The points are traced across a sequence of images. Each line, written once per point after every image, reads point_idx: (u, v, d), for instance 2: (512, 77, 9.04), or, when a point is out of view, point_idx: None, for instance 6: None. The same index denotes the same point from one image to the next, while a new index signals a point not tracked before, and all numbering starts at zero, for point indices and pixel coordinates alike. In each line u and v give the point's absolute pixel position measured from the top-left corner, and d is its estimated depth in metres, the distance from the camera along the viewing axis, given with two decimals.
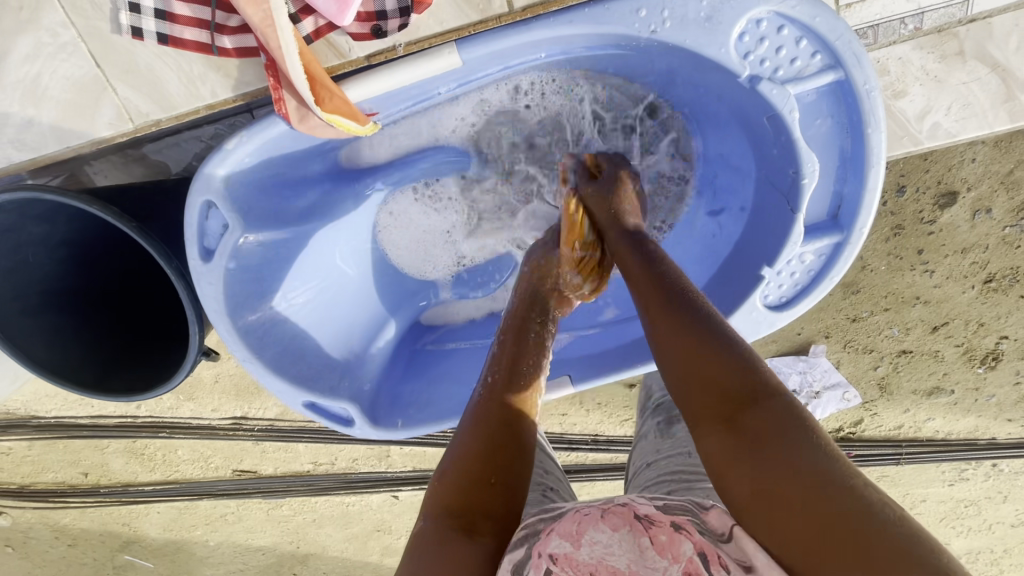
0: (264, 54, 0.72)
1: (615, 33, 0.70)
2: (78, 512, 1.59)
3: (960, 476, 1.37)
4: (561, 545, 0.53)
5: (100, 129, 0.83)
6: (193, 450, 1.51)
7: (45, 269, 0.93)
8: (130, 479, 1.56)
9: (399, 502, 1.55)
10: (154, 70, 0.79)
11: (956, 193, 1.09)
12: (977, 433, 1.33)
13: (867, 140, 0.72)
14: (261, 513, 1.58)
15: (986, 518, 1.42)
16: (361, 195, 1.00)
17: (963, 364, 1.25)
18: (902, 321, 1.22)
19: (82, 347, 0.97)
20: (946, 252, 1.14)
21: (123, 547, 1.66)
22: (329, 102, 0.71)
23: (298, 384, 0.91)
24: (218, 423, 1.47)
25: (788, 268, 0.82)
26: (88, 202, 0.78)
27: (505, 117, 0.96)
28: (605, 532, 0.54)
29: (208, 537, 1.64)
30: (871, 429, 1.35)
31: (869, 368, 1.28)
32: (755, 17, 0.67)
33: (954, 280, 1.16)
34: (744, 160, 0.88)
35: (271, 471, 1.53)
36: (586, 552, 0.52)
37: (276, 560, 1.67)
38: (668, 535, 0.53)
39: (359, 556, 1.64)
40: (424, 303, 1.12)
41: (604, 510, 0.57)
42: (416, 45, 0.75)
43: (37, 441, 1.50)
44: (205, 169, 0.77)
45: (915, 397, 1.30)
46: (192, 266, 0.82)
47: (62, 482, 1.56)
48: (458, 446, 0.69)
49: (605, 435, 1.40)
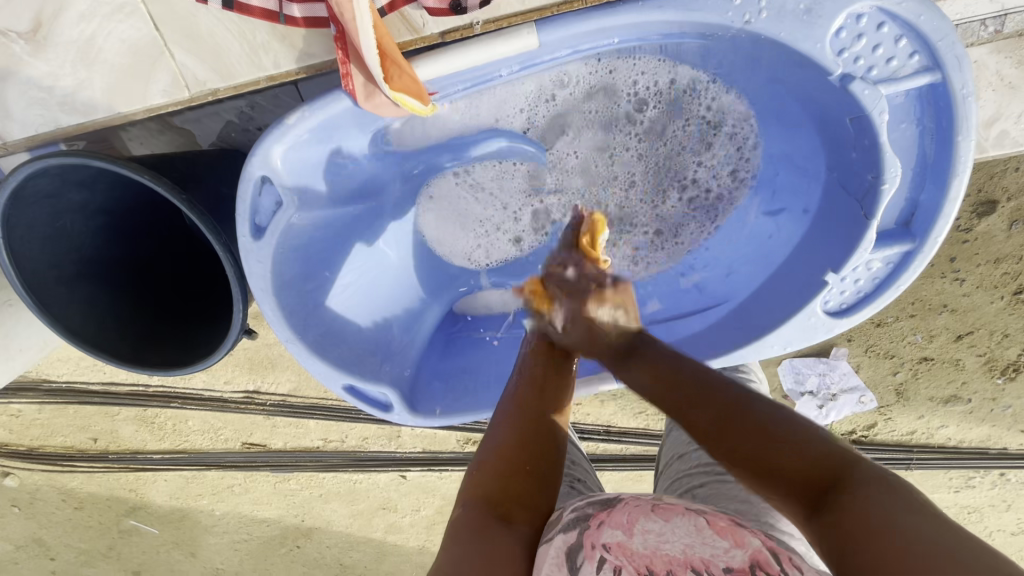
0: (335, 26, 0.69)
1: (706, 21, 0.68)
2: (86, 476, 1.59)
3: (967, 484, 1.36)
4: (615, 535, 0.58)
5: (154, 96, 0.79)
6: (205, 421, 1.50)
7: (81, 236, 0.91)
8: (139, 447, 1.55)
9: (406, 482, 1.55)
10: (216, 37, 0.76)
11: (996, 202, 1.07)
12: (989, 442, 1.32)
13: (955, 147, 0.70)
14: (268, 486, 1.58)
15: (988, 526, 1.42)
16: (408, 174, 0.99)
17: (983, 374, 1.24)
18: (926, 328, 1.20)
19: (116, 318, 0.95)
20: (979, 261, 1.12)
21: (129, 512, 1.66)
22: (397, 79, 0.67)
23: (340, 367, 0.90)
24: (231, 396, 1.46)
25: (853, 275, 0.80)
26: (138, 171, 0.75)
27: (562, 104, 0.94)
28: (658, 522, 0.59)
29: (213, 507, 1.63)
30: (883, 433, 1.33)
31: (888, 373, 1.26)
32: (855, 12, 0.65)
33: (984, 289, 1.14)
34: (813, 161, 0.86)
35: (281, 445, 1.52)
36: (639, 539, 0.57)
37: (280, 532, 1.67)
38: (724, 528, 0.58)
39: (363, 532, 1.65)
40: (463, 289, 1.09)
41: (654, 504, 0.63)
42: (494, 24, 0.72)
43: (48, 405, 1.49)
44: (262, 144, 0.73)
45: (931, 403, 1.28)
46: (241, 244, 0.79)
47: (71, 446, 1.55)
48: (493, 440, 0.72)
49: (617, 426, 1.39)
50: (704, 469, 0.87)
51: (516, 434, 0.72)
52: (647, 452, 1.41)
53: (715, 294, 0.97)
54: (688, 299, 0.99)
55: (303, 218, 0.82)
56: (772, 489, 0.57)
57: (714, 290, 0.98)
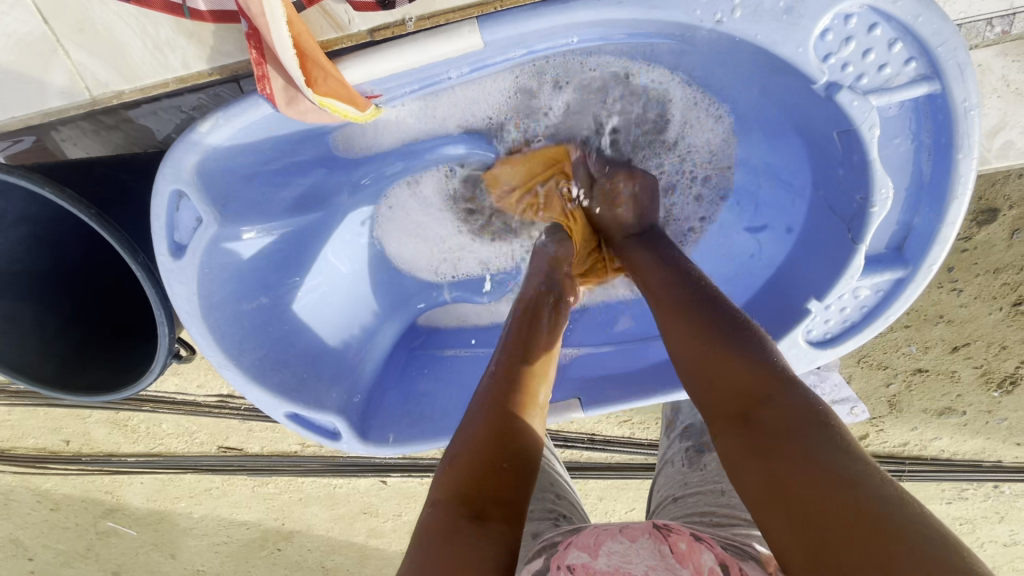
0: (245, 23, 0.60)
1: (672, 20, 0.60)
2: (60, 477, 1.46)
3: (959, 496, 1.28)
4: (580, 556, 0.54)
5: (52, 99, 0.72)
6: (178, 424, 1.37)
7: (3, 249, 0.81)
8: (113, 449, 1.42)
9: (387, 486, 1.43)
10: (114, 33, 0.68)
11: (997, 210, 0.99)
12: (982, 455, 1.24)
13: (955, 166, 0.62)
14: (246, 490, 1.45)
15: (980, 537, 1.34)
16: (356, 185, 0.90)
17: (979, 386, 1.16)
18: (922, 339, 1.12)
19: (44, 336, 0.87)
20: (976, 271, 1.04)
21: (106, 513, 1.54)
22: (322, 84, 0.59)
23: (279, 394, 0.82)
24: (204, 400, 1.33)
25: (838, 303, 0.73)
26: (42, 184, 0.67)
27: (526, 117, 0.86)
28: (622, 544, 0.55)
29: (191, 510, 1.51)
30: (873, 444, 1.25)
31: (881, 385, 1.17)
32: (844, 12, 0.57)
33: (981, 301, 1.06)
34: (800, 176, 0.78)
35: (258, 450, 1.39)
36: (603, 561, 0.53)
37: (260, 535, 1.54)
38: (686, 545, 0.55)
39: (344, 536, 1.52)
40: (422, 306, 1.01)
41: (622, 527, 0.59)
42: (430, 21, 0.63)
43: (18, 407, 1.37)
44: (174, 152, 0.66)
45: (925, 415, 1.20)
46: (160, 264, 0.71)
47: (44, 449, 1.43)
48: (470, 423, 0.64)
49: (602, 434, 1.29)
50: (698, 514, 0.77)
51: (491, 414, 0.64)
52: (632, 460, 1.31)
53: None
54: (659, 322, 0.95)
55: (257, 236, 0.79)
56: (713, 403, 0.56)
57: None
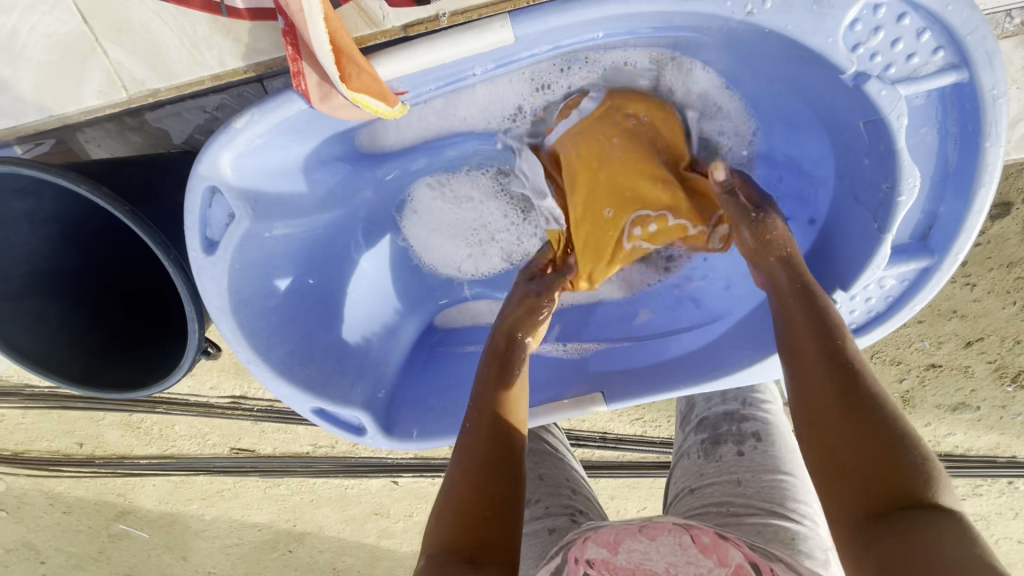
0: (282, 19, 0.61)
1: (702, 11, 0.60)
2: (72, 480, 1.47)
3: (972, 492, 1.28)
4: (600, 552, 0.58)
5: (88, 97, 0.73)
6: (191, 426, 1.38)
7: (30, 249, 0.82)
8: (126, 451, 1.43)
9: (399, 487, 1.43)
10: (151, 31, 0.69)
11: (1011, 204, 0.99)
12: (996, 451, 1.24)
13: (982, 154, 0.62)
14: (259, 491, 1.46)
15: (994, 533, 1.34)
16: (380, 182, 0.92)
17: (993, 381, 1.16)
18: (935, 335, 1.12)
19: (70, 335, 0.87)
20: (990, 266, 1.04)
21: (118, 516, 1.55)
22: (356, 79, 0.60)
23: (307, 390, 0.83)
24: (217, 402, 1.34)
25: (863, 294, 0.74)
26: (76, 181, 0.68)
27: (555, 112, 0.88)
28: (643, 541, 0.57)
29: (203, 512, 1.52)
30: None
31: (894, 381, 1.17)
32: (872, 2, 0.58)
33: (995, 295, 1.07)
34: (823, 166, 0.79)
35: (270, 451, 1.40)
36: (622, 558, 0.55)
37: (272, 537, 1.54)
38: (710, 540, 0.56)
39: (356, 537, 1.53)
40: (444, 302, 1.02)
41: (644, 525, 0.60)
42: (462, 15, 0.64)
43: (32, 410, 1.39)
44: (207, 151, 0.67)
45: (938, 411, 1.20)
46: (192, 259, 0.72)
47: (57, 451, 1.44)
48: (455, 471, 0.62)
49: (614, 433, 1.30)
50: (715, 504, 0.81)
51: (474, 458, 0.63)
52: (643, 458, 1.32)
53: (716, 310, 0.94)
54: (682, 316, 0.96)
55: (285, 231, 0.80)
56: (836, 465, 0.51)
57: (715, 306, 0.94)
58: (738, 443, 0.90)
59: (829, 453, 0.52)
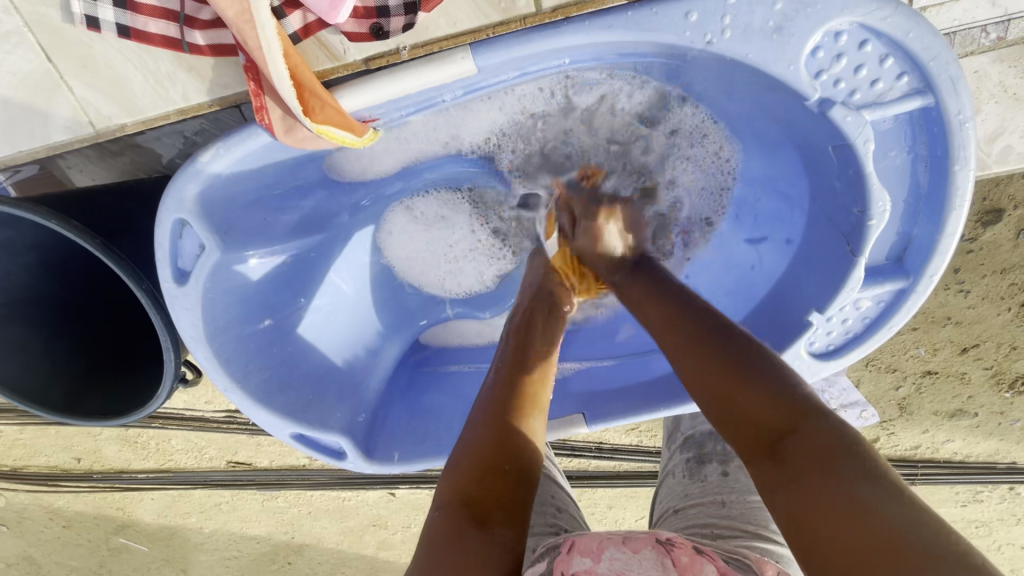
0: (243, 55, 0.61)
1: (664, 42, 0.61)
2: (71, 495, 1.47)
3: (974, 498, 1.26)
4: (584, 562, 0.55)
5: (57, 132, 0.73)
6: (187, 440, 1.38)
7: (10, 277, 0.83)
8: (123, 466, 1.43)
9: (396, 499, 1.43)
10: (116, 67, 0.69)
11: (1001, 210, 0.97)
12: (996, 457, 1.22)
13: (951, 177, 0.62)
14: (256, 504, 1.46)
15: (997, 539, 1.32)
16: (356, 206, 0.92)
17: (990, 388, 1.14)
18: (929, 341, 1.10)
19: (52, 363, 0.88)
20: (983, 272, 1.03)
21: (118, 530, 1.54)
22: (319, 113, 0.60)
23: (285, 416, 0.82)
24: (212, 416, 1.34)
25: (839, 315, 0.73)
26: (46, 216, 0.68)
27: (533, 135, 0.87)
28: (626, 552, 0.55)
29: (202, 525, 1.51)
30: (886, 447, 1.24)
31: (890, 389, 1.16)
32: (834, 29, 0.58)
33: (989, 302, 1.05)
34: (796, 187, 0.78)
35: (266, 464, 1.40)
36: (605, 566, 0.54)
37: (271, 549, 1.54)
38: (688, 558, 0.55)
39: (354, 548, 1.52)
40: (424, 322, 1.02)
41: (625, 537, 0.58)
42: (424, 48, 0.64)
43: (30, 425, 1.39)
44: (176, 183, 0.68)
45: (936, 418, 1.18)
46: (165, 290, 0.72)
47: (55, 467, 1.44)
48: (469, 435, 0.64)
49: (609, 442, 1.29)
50: (698, 527, 0.78)
51: (494, 424, 0.64)
52: (641, 468, 1.30)
53: None
54: None
55: (260, 260, 0.80)
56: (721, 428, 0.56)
57: None
58: (723, 463, 0.90)
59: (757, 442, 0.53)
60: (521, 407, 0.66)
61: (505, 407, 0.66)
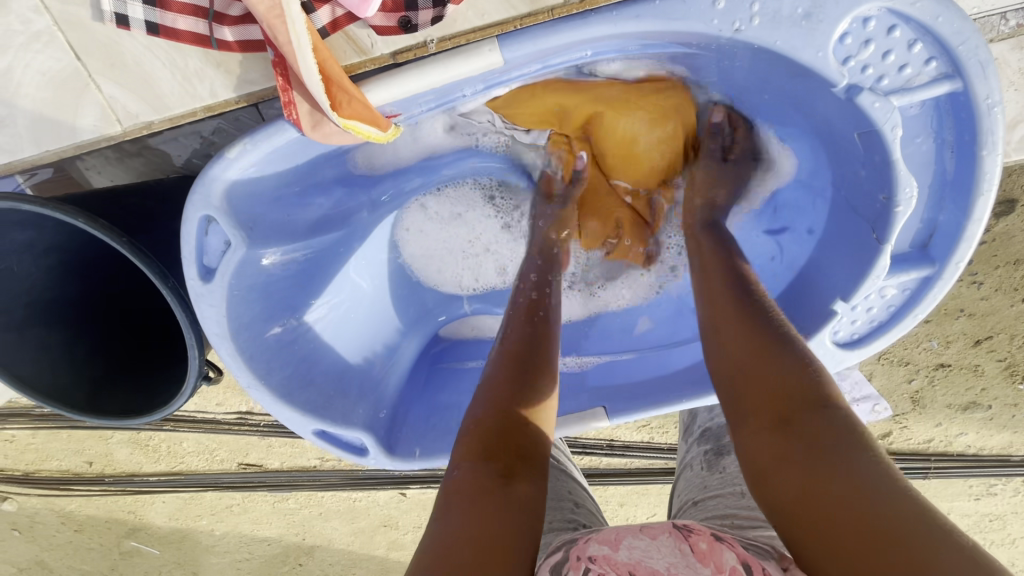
0: (271, 49, 0.62)
1: (691, 31, 0.61)
2: (83, 499, 1.48)
3: (987, 491, 1.26)
4: (601, 548, 0.55)
5: (83, 133, 0.74)
6: (200, 442, 1.38)
7: (32, 277, 0.83)
8: (135, 469, 1.44)
9: (407, 499, 1.43)
10: (144, 65, 0.70)
11: (1015, 201, 0.97)
12: (1010, 450, 1.22)
13: (980, 163, 0.62)
14: (268, 505, 1.46)
15: (1011, 533, 1.31)
16: (376, 202, 0.92)
17: (1004, 379, 1.14)
18: (943, 333, 1.10)
19: (72, 362, 0.88)
20: (997, 263, 1.02)
21: (129, 533, 1.55)
22: (347, 106, 0.61)
23: (307, 412, 0.82)
24: (223, 418, 1.34)
25: (864, 303, 0.73)
26: (71, 214, 0.68)
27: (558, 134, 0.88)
28: (643, 540, 0.56)
29: (213, 527, 1.51)
30: (898, 441, 1.23)
31: (903, 381, 1.16)
32: (863, 15, 0.58)
33: (1003, 293, 1.04)
34: (818, 176, 0.79)
35: (278, 465, 1.40)
36: (624, 553, 0.54)
37: (282, 551, 1.54)
38: (706, 545, 0.55)
39: (365, 549, 1.52)
40: (443, 318, 1.02)
41: (642, 526, 0.59)
42: (451, 41, 0.64)
43: (42, 429, 1.39)
44: (203, 180, 0.68)
45: (949, 411, 1.18)
46: (190, 287, 0.73)
47: (68, 470, 1.45)
48: (484, 394, 0.66)
49: (620, 440, 1.28)
50: (718, 517, 0.78)
51: (508, 381, 0.67)
52: (651, 465, 1.30)
53: None
54: (682, 325, 0.96)
55: (276, 259, 0.79)
56: (749, 409, 0.58)
57: None
58: None
59: (774, 414, 0.55)
60: (536, 371, 0.69)
61: (523, 365, 0.69)
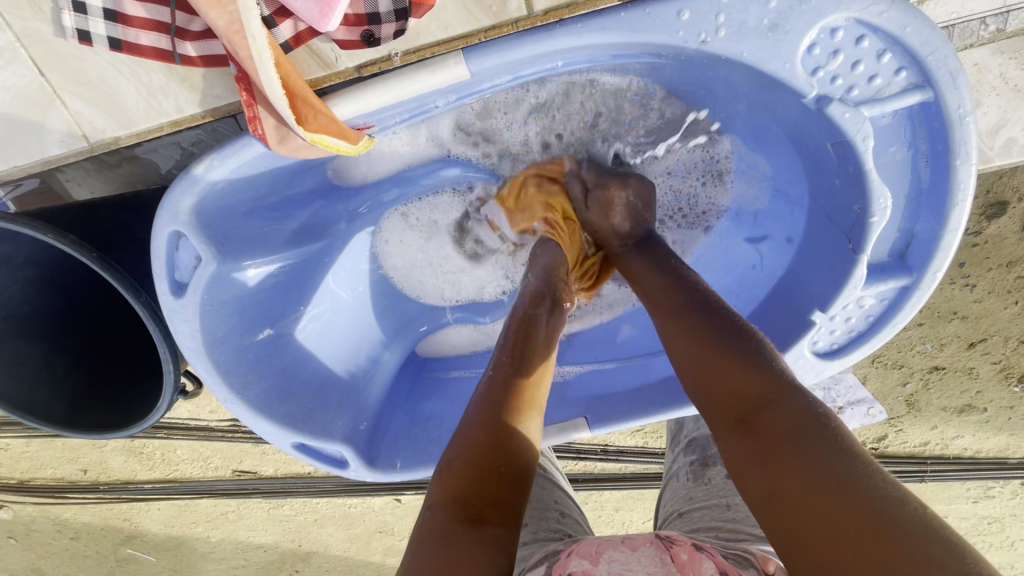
0: (234, 65, 0.61)
1: (658, 42, 0.60)
2: (78, 507, 1.47)
3: (986, 494, 1.24)
4: (582, 564, 0.54)
5: (52, 147, 0.74)
6: (193, 449, 1.37)
7: (12, 292, 0.83)
8: (129, 476, 1.43)
9: (402, 505, 1.42)
10: (109, 80, 0.69)
11: (1006, 203, 0.96)
12: (1007, 452, 1.21)
13: (953, 172, 0.61)
14: (262, 513, 1.45)
15: (1011, 536, 1.30)
16: (354, 213, 0.92)
17: (998, 382, 1.13)
18: (936, 337, 1.09)
19: (53, 376, 0.88)
20: (989, 265, 1.01)
21: (125, 540, 1.54)
22: (312, 121, 0.60)
23: (286, 425, 0.81)
24: (217, 424, 1.32)
25: (843, 313, 0.72)
26: (40, 229, 0.68)
27: (533, 141, 0.87)
28: (624, 552, 0.55)
29: (208, 534, 1.51)
30: (894, 444, 1.22)
31: (897, 385, 1.15)
32: (830, 26, 0.57)
33: (996, 295, 1.03)
34: (796, 185, 0.78)
35: (271, 472, 1.39)
36: (604, 567, 0.53)
37: (278, 558, 1.53)
38: (687, 555, 0.54)
39: (361, 555, 1.51)
40: (425, 329, 1.02)
41: (624, 538, 0.58)
42: (415, 55, 0.64)
43: (35, 438, 1.39)
44: (171, 196, 0.68)
45: (944, 413, 1.17)
46: (162, 303, 0.72)
47: (62, 479, 1.44)
48: (464, 432, 0.62)
49: (615, 445, 1.27)
50: (704, 530, 0.76)
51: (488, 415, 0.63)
52: (646, 470, 1.29)
53: None
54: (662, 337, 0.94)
55: (257, 271, 0.79)
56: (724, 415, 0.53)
57: None
58: (728, 465, 0.89)
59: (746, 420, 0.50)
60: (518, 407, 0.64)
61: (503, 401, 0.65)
